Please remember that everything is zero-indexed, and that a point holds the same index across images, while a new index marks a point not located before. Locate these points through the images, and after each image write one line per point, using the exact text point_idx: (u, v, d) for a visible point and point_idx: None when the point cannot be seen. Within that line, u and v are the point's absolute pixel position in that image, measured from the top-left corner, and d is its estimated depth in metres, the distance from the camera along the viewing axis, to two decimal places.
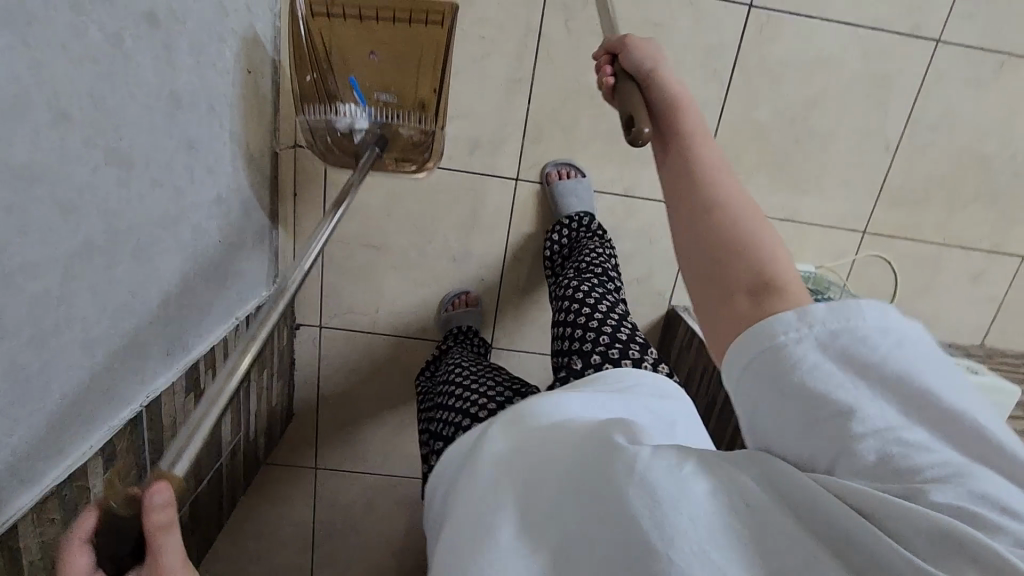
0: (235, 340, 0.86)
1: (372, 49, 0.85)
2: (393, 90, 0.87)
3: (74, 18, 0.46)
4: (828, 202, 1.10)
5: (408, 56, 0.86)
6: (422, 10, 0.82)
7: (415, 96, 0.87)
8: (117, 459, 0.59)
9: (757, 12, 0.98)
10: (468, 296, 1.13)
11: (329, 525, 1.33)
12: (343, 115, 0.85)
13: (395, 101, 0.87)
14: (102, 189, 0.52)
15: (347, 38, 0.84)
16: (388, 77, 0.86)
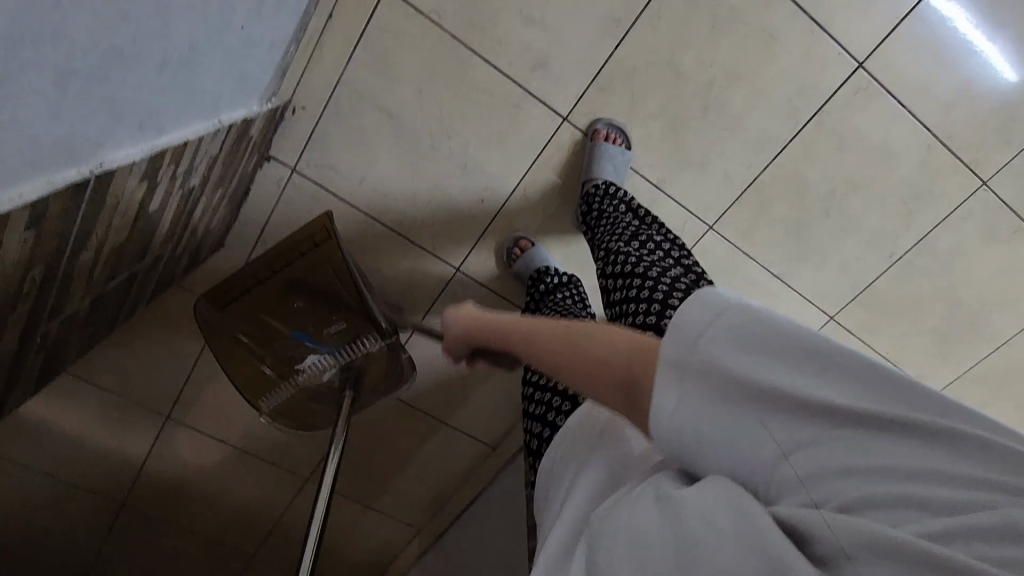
0: (208, 145, 0.73)
1: (295, 300, 0.91)
2: (340, 319, 0.92)
3: None
4: (818, 278, 1.13)
5: (325, 281, 0.90)
6: (308, 237, 0.85)
7: (348, 313, 0.92)
8: (44, 224, 0.48)
9: (860, 73, 0.96)
10: (522, 242, 1.09)
11: (213, 369, 1.25)
12: (307, 369, 0.96)
13: (344, 324, 0.93)
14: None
15: (273, 300, 0.92)
16: (323, 317, 0.92)
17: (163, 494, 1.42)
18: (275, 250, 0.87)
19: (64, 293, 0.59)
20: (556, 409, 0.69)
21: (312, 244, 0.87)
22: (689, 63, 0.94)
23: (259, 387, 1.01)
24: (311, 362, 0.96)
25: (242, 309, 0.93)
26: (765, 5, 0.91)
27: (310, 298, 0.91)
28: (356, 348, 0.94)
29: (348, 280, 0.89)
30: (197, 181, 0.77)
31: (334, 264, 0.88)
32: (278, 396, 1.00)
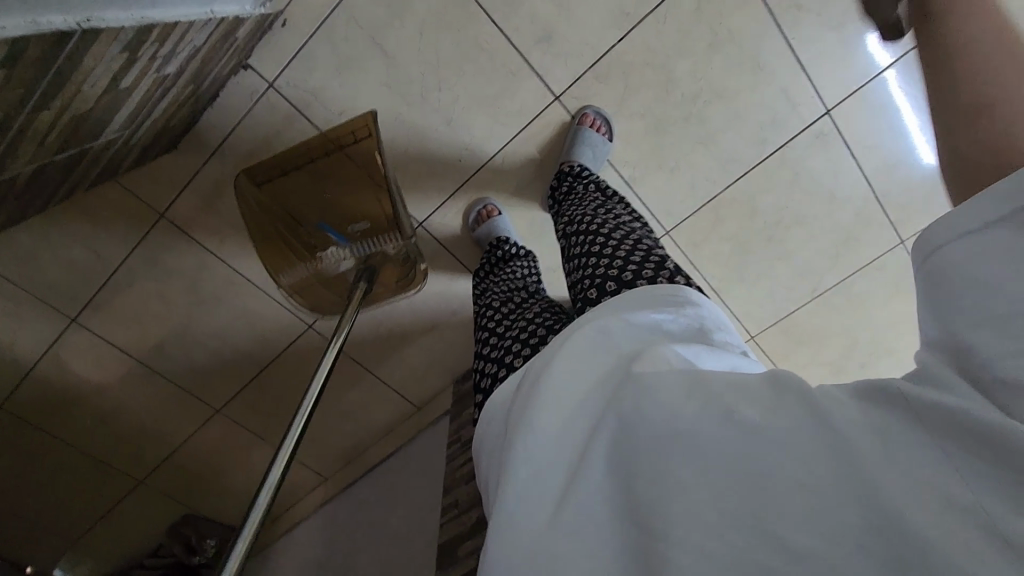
0: (196, 34, 0.68)
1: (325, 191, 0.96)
2: (364, 218, 0.99)
3: None
4: (749, 297, 1.23)
5: (354, 178, 0.94)
6: (348, 132, 0.88)
7: (375, 212, 0.97)
8: (18, 67, 0.44)
9: (825, 118, 1.04)
10: (489, 209, 1.10)
11: (138, 277, 1.16)
12: (330, 257, 1.01)
13: (368, 222, 0.99)
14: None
15: (301, 187, 0.95)
16: (351, 211, 0.98)
17: (51, 403, 1.31)
18: (312, 145, 0.90)
19: (12, 151, 0.54)
20: (515, 352, 0.68)
21: (348, 138, 0.89)
22: (681, 72, 0.99)
23: (274, 263, 1.03)
24: (332, 252, 1.01)
25: (272, 194, 0.95)
26: (760, 35, 0.97)
27: (337, 191, 0.96)
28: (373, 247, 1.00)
29: (375, 182, 0.93)
30: (173, 69, 0.71)
31: (367, 163, 0.92)
32: (290, 276, 1.04)
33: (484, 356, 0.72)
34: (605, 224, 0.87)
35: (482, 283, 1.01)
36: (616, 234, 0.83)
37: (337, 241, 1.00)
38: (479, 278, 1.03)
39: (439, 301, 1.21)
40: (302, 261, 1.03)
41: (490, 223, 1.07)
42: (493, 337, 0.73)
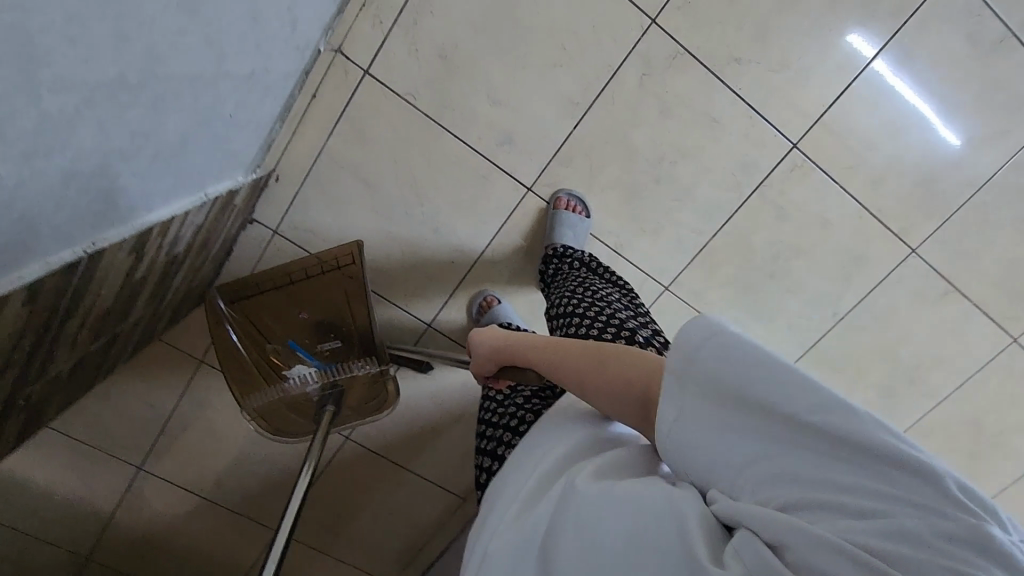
0: (194, 216, 0.79)
1: (301, 310, 1.06)
2: (336, 339, 1.07)
3: None
4: (769, 335, 1.21)
5: (331, 303, 1.05)
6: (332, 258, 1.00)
7: (349, 334, 1.06)
8: (39, 299, 0.53)
9: (795, 152, 1.06)
10: (489, 299, 1.15)
11: (189, 419, 1.27)
12: (298, 376, 1.02)
13: (340, 344, 1.05)
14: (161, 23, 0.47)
15: (276, 309, 1.05)
16: (324, 335, 1.06)
17: (131, 548, 1.41)
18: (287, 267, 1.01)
19: (49, 357, 0.63)
20: (507, 444, 0.74)
21: (328, 265, 1.02)
22: (641, 141, 1.04)
23: (243, 387, 1.04)
24: (299, 372, 1.03)
25: (249, 314, 1.04)
26: (708, 93, 1.01)
27: (311, 312, 1.06)
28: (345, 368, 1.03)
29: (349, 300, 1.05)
30: (181, 248, 0.82)
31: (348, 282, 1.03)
32: (259, 400, 1.03)
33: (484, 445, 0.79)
34: (585, 299, 0.90)
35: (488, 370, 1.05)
36: (596, 311, 0.86)
37: (309, 362, 1.04)
38: None
39: (462, 393, 1.26)
40: (270, 384, 1.04)
41: (491, 313, 1.12)
42: (491, 425, 0.79)
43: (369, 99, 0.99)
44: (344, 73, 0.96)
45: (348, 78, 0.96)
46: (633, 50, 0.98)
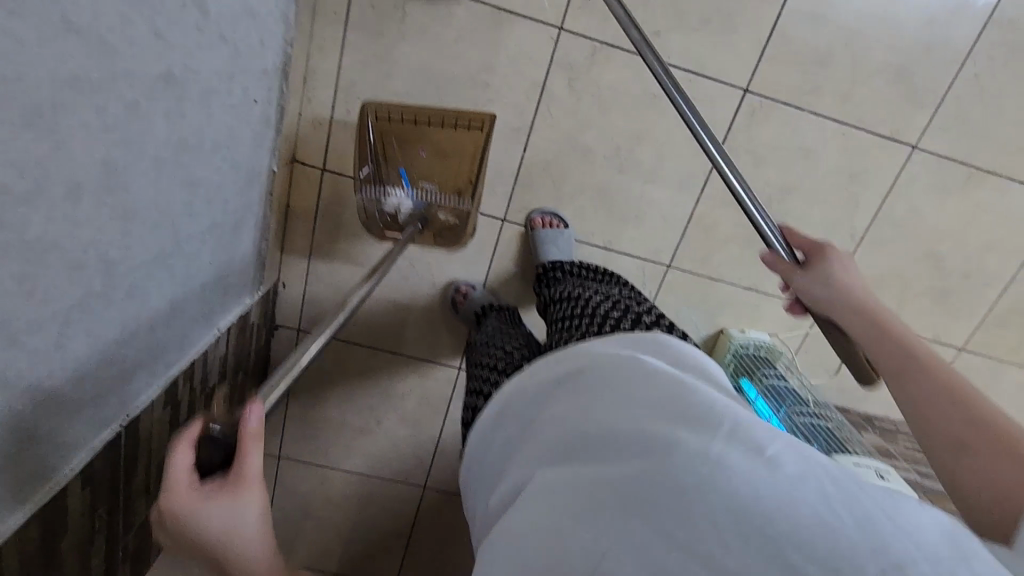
0: (214, 351, 0.90)
1: (422, 147, 1.02)
2: (432, 181, 1.03)
3: (97, 103, 0.50)
4: None
5: (451, 155, 1.02)
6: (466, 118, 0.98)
7: (452, 182, 1.04)
8: (95, 477, 0.64)
9: (749, 96, 1.02)
10: (468, 288, 1.15)
11: (287, 508, 1.40)
12: (391, 199, 1.00)
13: (436, 188, 1.04)
14: (114, 241, 0.56)
15: (405, 136, 1.00)
16: (431, 171, 1.03)
17: None
18: (440, 112, 0.98)
19: (129, 511, 0.75)
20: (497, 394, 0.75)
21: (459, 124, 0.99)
22: (592, 140, 1.05)
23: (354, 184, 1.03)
24: (397, 198, 1.01)
25: (383, 130, 0.99)
26: (639, 72, 1.00)
27: (432, 155, 1.02)
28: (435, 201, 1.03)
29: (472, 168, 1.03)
30: (215, 378, 0.94)
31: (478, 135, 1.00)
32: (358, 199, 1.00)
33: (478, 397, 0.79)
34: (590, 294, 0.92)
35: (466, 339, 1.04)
36: (602, 303, 0.87)
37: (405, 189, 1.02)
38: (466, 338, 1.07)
39: None
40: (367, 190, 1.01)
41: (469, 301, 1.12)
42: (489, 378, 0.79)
43: (333, 192, 1.07)
44: (306, 177, 1.05)
45: (310, 180, 1.06)
46: (552, 62, 0.99)
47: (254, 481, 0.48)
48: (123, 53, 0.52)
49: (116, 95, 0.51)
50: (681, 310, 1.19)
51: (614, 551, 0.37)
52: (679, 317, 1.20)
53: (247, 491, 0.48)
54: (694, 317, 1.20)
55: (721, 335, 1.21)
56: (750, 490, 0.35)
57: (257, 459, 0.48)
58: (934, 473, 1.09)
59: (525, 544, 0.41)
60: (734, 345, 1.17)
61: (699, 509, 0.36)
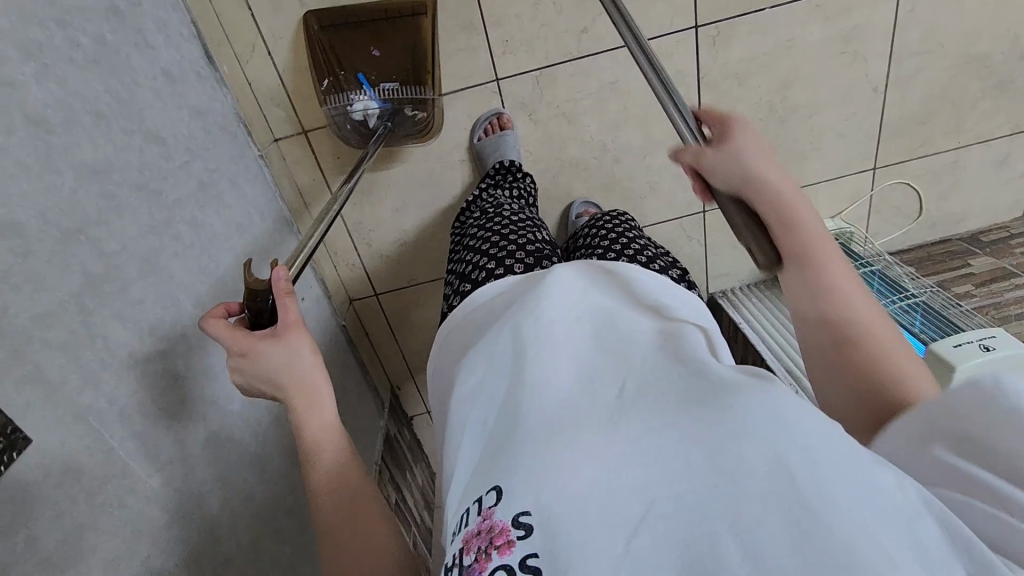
0: (385, 483, 1.10)
1: (371, 45, 0.92)
2: (390, 74, 0.92)
3: (229, 435, 0.67)
4: (830, 158, 1.12)
5: (404, 46, 0.92)
6: (407, 5, 0.89)
7: (415, 72, 0.92)
8: None
9: (702, 30, 0.97)
10: (501, 118, 1.01)
11: None
12: (356, 105, 0.92)
13: (398, 82, 0.92)
14: (278, 505, 0.73)
15: (351, 41, 0.92)
16: (386, 68, 0.92)
17: None
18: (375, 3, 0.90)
19: None
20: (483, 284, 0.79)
21: (404, 13, 0.90)
22: (578, 151, 1.06)
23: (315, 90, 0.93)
24: (360, 102, 0.92)
25: (331, 38, 0.91)
26: (587, 72, 0.99)
27: (384, 50, 0.92)
28: (402, 92, 0.92)
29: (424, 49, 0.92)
30: (395, 496, 1.14)
31: (422, 14, 0.90)
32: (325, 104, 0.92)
33: (457, 278, 0.83)
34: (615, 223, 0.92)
35: (468, 210, 1.00)
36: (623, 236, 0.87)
37: (367, 93, 0.92)
38: (474, 198, 1.02)
39: None
40: (327, 98, 0.92)
41: (498, 137, 1.00)
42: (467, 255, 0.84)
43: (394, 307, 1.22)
44: (367, 307, 1.18)
45: (372, 308, 1.18)
46: (504, 109, 1.01)
47: (294, 326, 0.57)
48: (221, 390, 0.67)
49: (219, 428, 0.65)
50: (734, 240, 1.20)
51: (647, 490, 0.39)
52: (735, 246, 1.21)
53: (287, 335, 0.56)
54: None
55: None
56: (789, 434, 0.38)
57: (292, 313, 0.57)
58: None
59: (568, 466, 0.42)
60: None
61: (738, 447, 0.39)
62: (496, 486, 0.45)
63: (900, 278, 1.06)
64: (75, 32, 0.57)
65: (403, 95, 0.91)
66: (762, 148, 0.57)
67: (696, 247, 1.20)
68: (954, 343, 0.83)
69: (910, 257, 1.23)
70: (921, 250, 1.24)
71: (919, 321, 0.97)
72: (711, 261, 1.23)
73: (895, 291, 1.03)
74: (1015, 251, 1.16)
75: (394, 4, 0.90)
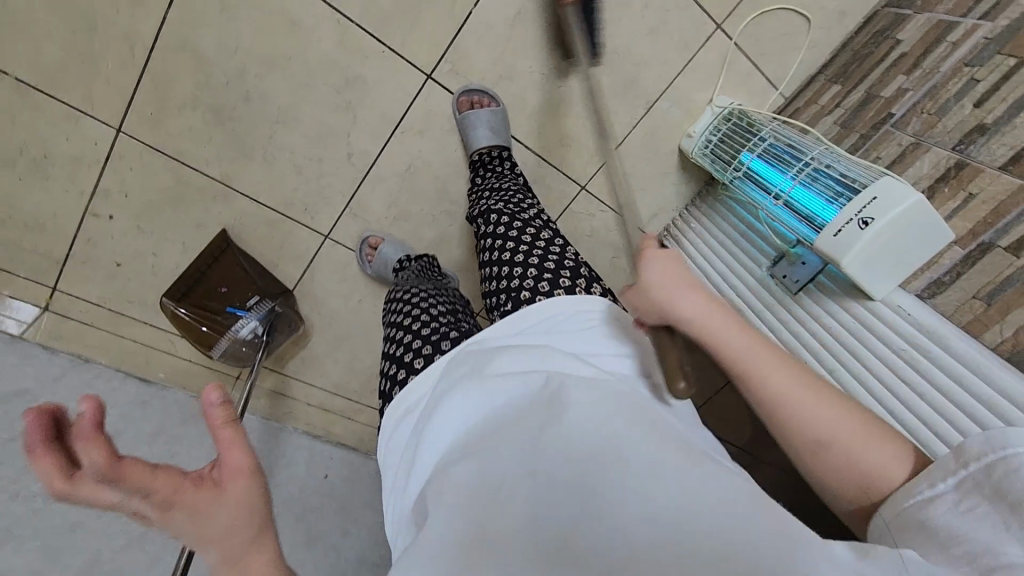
0: None
1: (218, 286, 1.05)
2: (245, 294, 1.05)
3: None
4: (661, 56, 0.99)
5: (236, 274, 1.04)
6: (213, 245, 1.01)
7: (260, 285, 1.05)
8: None
9: (441, 71, 0.94)
10: (372, 241, 1.06)
11: None
12: (243, 329, 1.05)
13: (261, 293, 1.05)
14: None
15: (200, 292, 1.04)
16: (241, 293, 1.05)
17: None
18: (194, 257, 1.03)
19: None
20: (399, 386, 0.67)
21: (215, 252, 1.02)
22: (434, 234, 1.08)
23: (200, 341, 1.06)
24: (244, 325, 1.04)
25: (188, 299, 1.04)
26: (383, 178, 1.01)
27: (229, 284, 1.05)
28: (265, 304, 1.05)
29: (251, 266, 1.04)
30: None
31: (224, 242, 1.01)
32: (215, 347, 1.05)
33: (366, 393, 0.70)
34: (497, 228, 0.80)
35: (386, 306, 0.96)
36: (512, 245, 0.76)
37: (243, 314, 1.05)
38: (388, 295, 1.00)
39: None
40: (213, 341, 1.05)
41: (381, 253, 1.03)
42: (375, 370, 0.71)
43: None
44: None
45: None
46: (370, 233, 1.06)
47: (243, 471, 0.42)
48: None
49: None
50: (636, 187, 1.10)
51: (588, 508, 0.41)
52: (642, 189, 1.11)
53: (230, 490, 0.41)
54: (648, 175, 1.10)
55: (683, 153, 1.08)
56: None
57: (238, 453, 0.43)
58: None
59: None
60: (698, 150, 1.04)
61: None
62: None
63: (801, 140, 0.91)
64: (30, 492, 0.88)
65: (269, 305, 1.04)
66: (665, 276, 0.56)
67: (606, 217, 1.13)
68: (834, 230, 0.71)
69: (835, 69, 1.01)
70: (846, 50, 1.01)
71: (837, 184, 0.82)
72: (632, 216, 1.14)
73: (800, 159, 0.89)
74: None
75: (209, 247, 1.02)
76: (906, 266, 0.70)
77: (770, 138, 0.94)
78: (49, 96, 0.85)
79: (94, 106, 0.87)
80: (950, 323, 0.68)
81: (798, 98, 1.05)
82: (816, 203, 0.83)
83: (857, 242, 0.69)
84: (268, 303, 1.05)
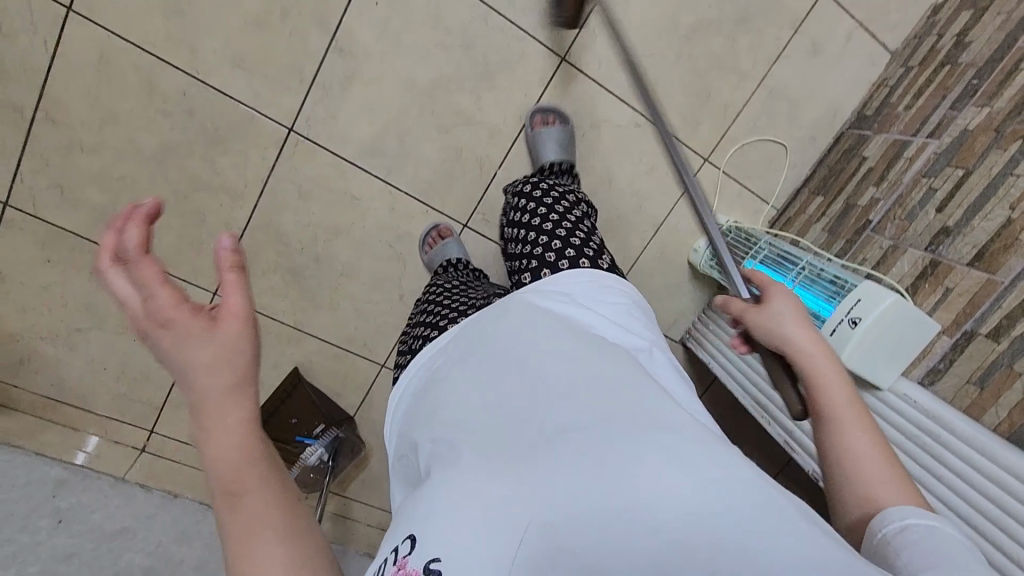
0: None
1: (288, 419, 1.18)
2: (311, 424, 1.17)
3: None
4: (659, 188, 1.15)
5: (305, 405, 1.17)
6: (286, 382, 1.15)
7: (324, 415, 1.18)
8: None
9: (476, 219, 1.12)
10: (441, 229, 1.10)
11: None
12: (309, 456, 1.16)
13: (325, 423, 1.17)
14: None
15: (273, 425, 1.17)
16: (309, 422, 1.18)
17: None
18: (270, 394, 1.17)
19: None
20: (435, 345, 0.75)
21: (288, 388, 1.16)
22: None
23: None
24: (311, 452, 1.16)
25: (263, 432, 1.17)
26: None
27: (298, 416, 1.18)
28: (328, 432, 1.17)
29: (317, 398, 1.17)
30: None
31: (296, 379, 1.15)
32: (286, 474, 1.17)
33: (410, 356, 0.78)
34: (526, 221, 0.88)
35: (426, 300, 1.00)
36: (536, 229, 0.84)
37: (310, 443, 1.17)
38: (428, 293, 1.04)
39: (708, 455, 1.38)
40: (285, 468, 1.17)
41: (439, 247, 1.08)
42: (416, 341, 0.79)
43: None
44: None
45: None
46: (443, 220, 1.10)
47: (239, 316, 0.43)
48: None
49: None
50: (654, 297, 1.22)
51: (696, 495, 0.42)
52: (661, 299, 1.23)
53: (223, 329, 0.42)
54: (664, 286, 1.22)
55: (693, 265, 1.21)
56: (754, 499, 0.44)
57: (238, 296, 0.43)
58: (939, 120, 0.95)
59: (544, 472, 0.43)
60: (705, 262, 1.18)
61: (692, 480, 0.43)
62: (411, 533, 0.43)
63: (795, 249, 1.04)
64: None
65: (332, 433, 1.16)
66: (806, 347, 0.57)
67: None
68: (830, 330, 0.81)
69: (816, 182, 1.15)
70: (821, 168, 1.17)
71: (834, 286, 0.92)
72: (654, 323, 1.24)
73: (797, 265, 1.00)
74: (900, 110, 1.04)
75: (282, 384, 1.16)
76: (902, 356, 0.78)
77: (768, 246, 1.07)
78: (165, 273, 1.06)
79: (197, 276, 1.07)
80: (951, 406, 0.75)
81: (789, 206, 1.19)
82: (817, 302, 0.93)
83: (856, 337, 0.78)
84: (331, 432, 1.16)
